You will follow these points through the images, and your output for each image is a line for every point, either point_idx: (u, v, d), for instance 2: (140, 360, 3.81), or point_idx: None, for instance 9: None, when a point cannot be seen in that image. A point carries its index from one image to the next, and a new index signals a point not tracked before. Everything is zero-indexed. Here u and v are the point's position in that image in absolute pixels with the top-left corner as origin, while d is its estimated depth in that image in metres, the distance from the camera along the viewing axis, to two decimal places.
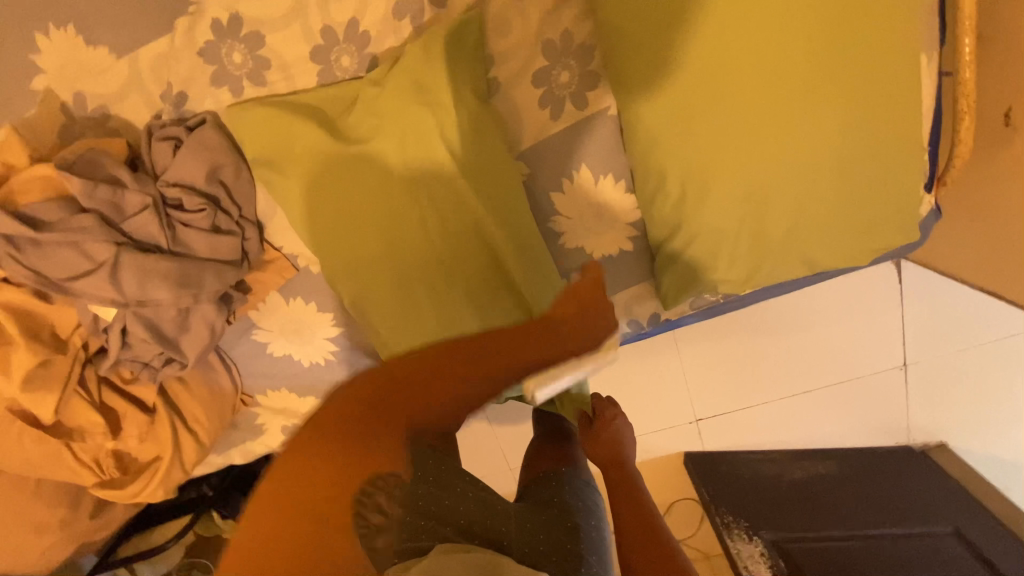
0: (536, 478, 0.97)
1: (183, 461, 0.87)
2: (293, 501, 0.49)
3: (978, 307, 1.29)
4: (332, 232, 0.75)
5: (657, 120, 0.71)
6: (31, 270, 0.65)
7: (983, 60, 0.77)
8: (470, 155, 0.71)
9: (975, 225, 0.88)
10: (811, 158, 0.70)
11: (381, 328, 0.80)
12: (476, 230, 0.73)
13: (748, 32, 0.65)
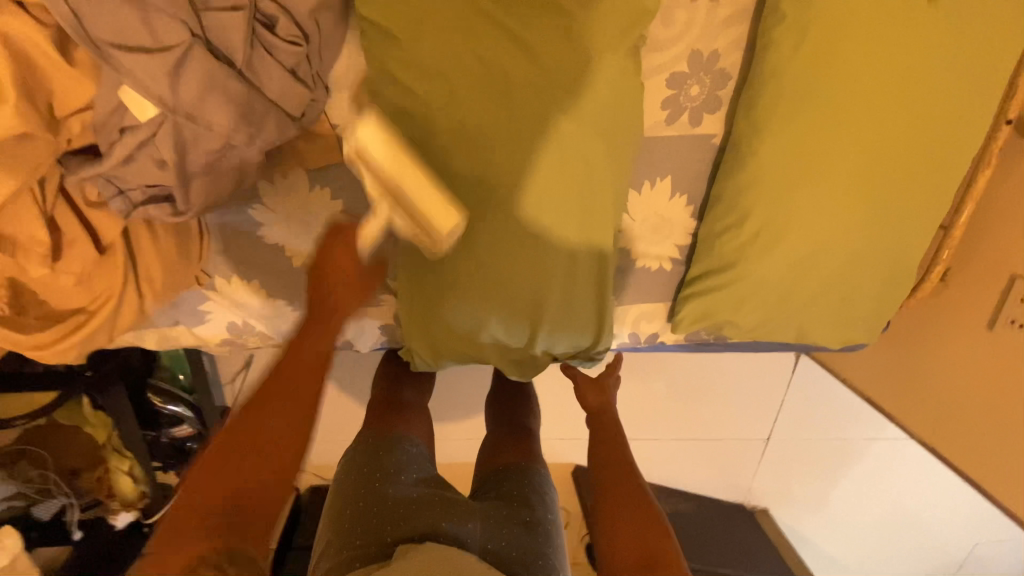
0: (495, 473, 0.83)
1: (117, 322, 0.69)
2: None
3: (843, 411, 1.58)
4: (434, 123, 0.69)
5: (767, 168, 0.74)
6: (73, 13, 0.52)
7: (979, 232, 0.96)
8: (595, 104, 0.69)
9: (896, 346, 1.11)
10: (858, 247, 0.79)
11: (429, 253, 0.75)
12: (562, 206, 0.72)
13: (875, 123, 0.71)
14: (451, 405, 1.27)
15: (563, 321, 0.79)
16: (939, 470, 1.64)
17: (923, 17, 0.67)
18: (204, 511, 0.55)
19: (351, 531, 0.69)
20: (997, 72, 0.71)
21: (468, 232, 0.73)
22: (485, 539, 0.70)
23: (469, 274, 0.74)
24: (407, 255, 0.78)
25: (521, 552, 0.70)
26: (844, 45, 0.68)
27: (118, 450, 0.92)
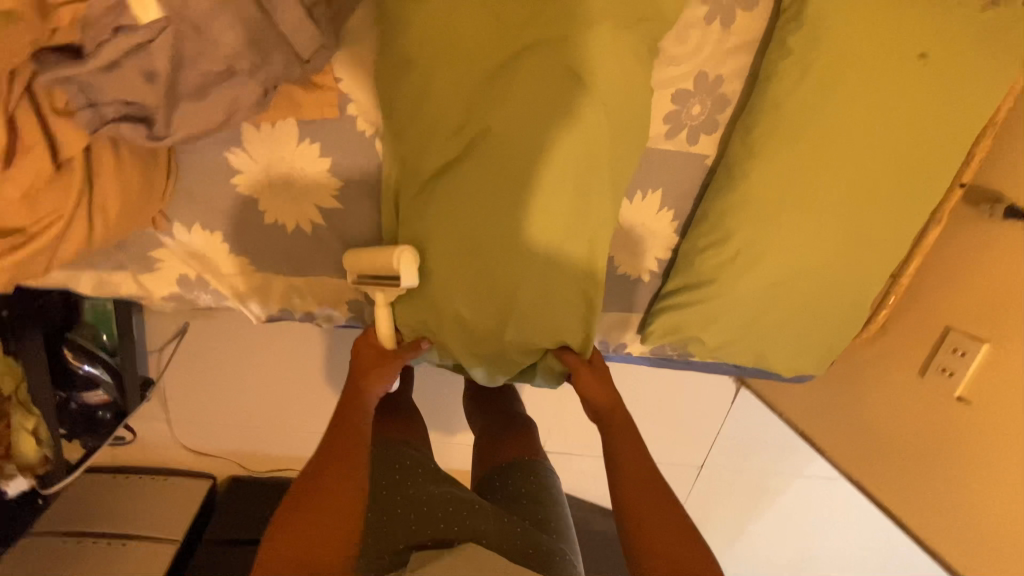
0: (497, 471, 0.80)
1: (58, 248, 0.62)
2: None
3: (776, 446, 1.66)
4: (440, 90, 0.67)
5: (753, 192, 0.78)
6: None
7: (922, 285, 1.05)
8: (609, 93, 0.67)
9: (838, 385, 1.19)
10: (824, 278, 0.84)
11: (416, 220, 0.72)
12: (561, 191, 0.69)
13: (854, 164, 0.77)
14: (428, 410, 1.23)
15: (547, 319, 0.74)
16: (860, 514, 1.73)
17: (908, 70, 0.73)
18: None
19: (365, 543, 0.67)
20: (964, 136, 0.78)
21: (460, 200, 0.70)
22: (501, 535, 0.66)
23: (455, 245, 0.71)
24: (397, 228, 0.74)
25: (535, 549, 0.66)
26: (836, 87, 0.73)
27: (24, 405, 0.80)
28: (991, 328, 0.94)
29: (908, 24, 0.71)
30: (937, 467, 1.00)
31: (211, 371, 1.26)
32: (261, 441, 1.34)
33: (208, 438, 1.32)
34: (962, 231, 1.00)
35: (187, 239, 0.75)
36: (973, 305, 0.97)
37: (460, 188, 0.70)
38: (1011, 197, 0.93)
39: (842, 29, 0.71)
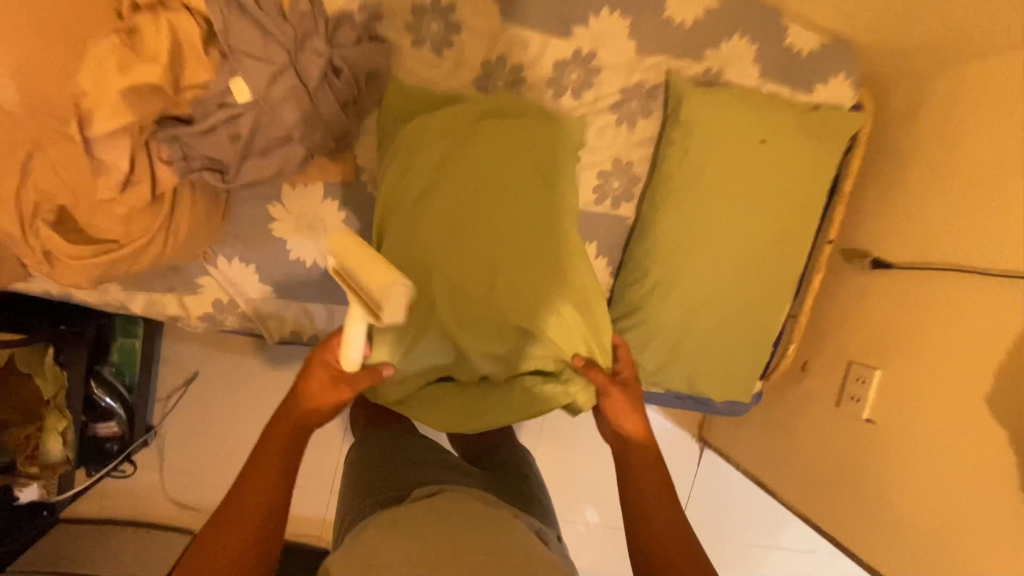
0: (478, 453, 0.94)
1: (137, 259, 0.83)
2: None
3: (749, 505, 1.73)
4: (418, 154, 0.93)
5: (660, 239, 1.05)
6: (217, 23, 0.73)
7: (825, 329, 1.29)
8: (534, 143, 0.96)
9: (780, 422, 1.36)
10: (725, 305, 1.08)
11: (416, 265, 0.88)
12: (521, 202, 0.90)
13: (732, 219, 1.05)
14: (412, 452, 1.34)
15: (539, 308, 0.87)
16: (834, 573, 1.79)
17: (757, 151, 1.03)
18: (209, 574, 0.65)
19: (365, 492, 0.76)
20: (811, 201, 1.08)
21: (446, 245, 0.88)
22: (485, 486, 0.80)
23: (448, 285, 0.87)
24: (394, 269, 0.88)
25: (511, 490, 0.81)
26: (708, 163, 1.03)
27: (60, 408, 0.94)
28: (881, 356, 1.16)
29: (750, 120, 1.03)
30: (867, 482, 1.14)
31: (209, 417, 1.37)
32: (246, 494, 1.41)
33: (196, 490, 1.36)
34: (846, 283, 1.27)
35: (225, 270, 0.96)
36: (864, 340, 1.20)
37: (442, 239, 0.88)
38: (874, 253, 1.21)
39: (706, 125, 1.02)
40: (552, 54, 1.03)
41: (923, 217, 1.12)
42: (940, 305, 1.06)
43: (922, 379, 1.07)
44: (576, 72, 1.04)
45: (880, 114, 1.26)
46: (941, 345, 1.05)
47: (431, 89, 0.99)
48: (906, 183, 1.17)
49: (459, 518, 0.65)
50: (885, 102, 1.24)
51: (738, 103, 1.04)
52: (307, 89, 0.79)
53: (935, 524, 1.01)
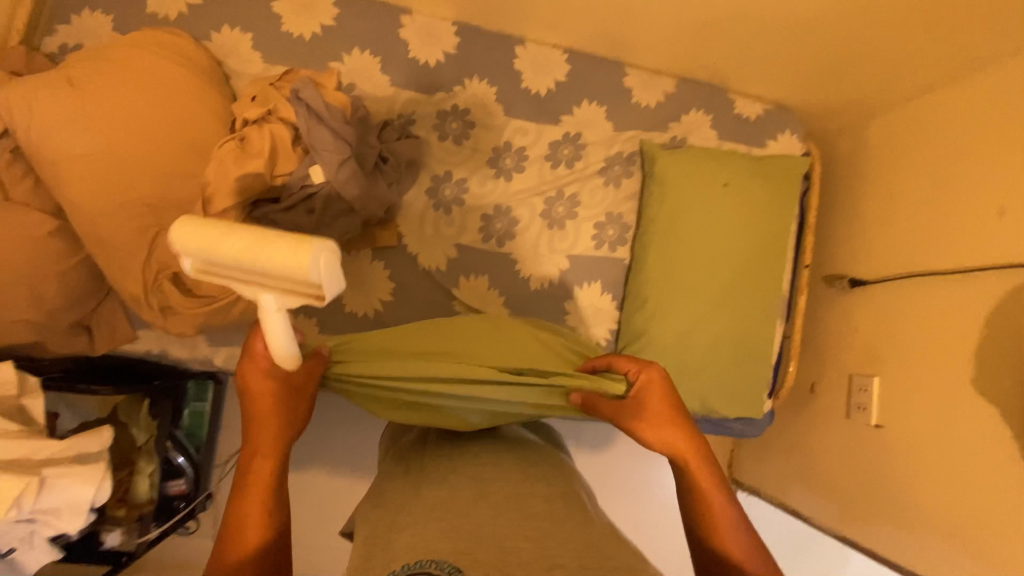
0: None
1: (227, 311, 1.03)
2: None
3: (825, 553, 1.64)
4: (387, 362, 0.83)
5: (653, 271, 1.23)
6: (302, 129, 1.00)
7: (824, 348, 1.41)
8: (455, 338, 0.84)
9: (802, 444, 1.43)
10: (718, 326, 1.22)
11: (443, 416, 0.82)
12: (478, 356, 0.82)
13: (710, 250, 1.24)
14: None
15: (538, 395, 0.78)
16: None
17: (723, 193, 1.25)
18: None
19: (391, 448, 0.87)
20: (777, 231, 1.28)
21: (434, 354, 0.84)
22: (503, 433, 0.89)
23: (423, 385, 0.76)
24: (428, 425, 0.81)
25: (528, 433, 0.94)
26: (683, 206, 1.24)
27: (149, 453, 1.09)
28: (875, 364, 1.26)
29: (697, 190, 1.25)
30: (891, 487, 1.18)
31: None
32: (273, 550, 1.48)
33: None
34: (833, 305, 1.41)
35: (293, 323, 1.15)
36: (858, 352, 1.31)
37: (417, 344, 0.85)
38: (850, 274, 1.36)
39: (677, 176, 1.25)
40: (547, 136, 1.30)
41: (881, 238, 1.29)
42: (914, 310, 1.18)
43: (910, 380, 1.17)
44: (567, 149, 1.30)
45: (829, 162, 1.49)
46: (921, 344, 1.16)
47: (454, 170, 1.24)
48: (862, 212, 1.35)
49: (468, 458, 0.73)
50: (832, 151, 1.48)
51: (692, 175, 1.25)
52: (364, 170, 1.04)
53: (950, 515, 1.06)
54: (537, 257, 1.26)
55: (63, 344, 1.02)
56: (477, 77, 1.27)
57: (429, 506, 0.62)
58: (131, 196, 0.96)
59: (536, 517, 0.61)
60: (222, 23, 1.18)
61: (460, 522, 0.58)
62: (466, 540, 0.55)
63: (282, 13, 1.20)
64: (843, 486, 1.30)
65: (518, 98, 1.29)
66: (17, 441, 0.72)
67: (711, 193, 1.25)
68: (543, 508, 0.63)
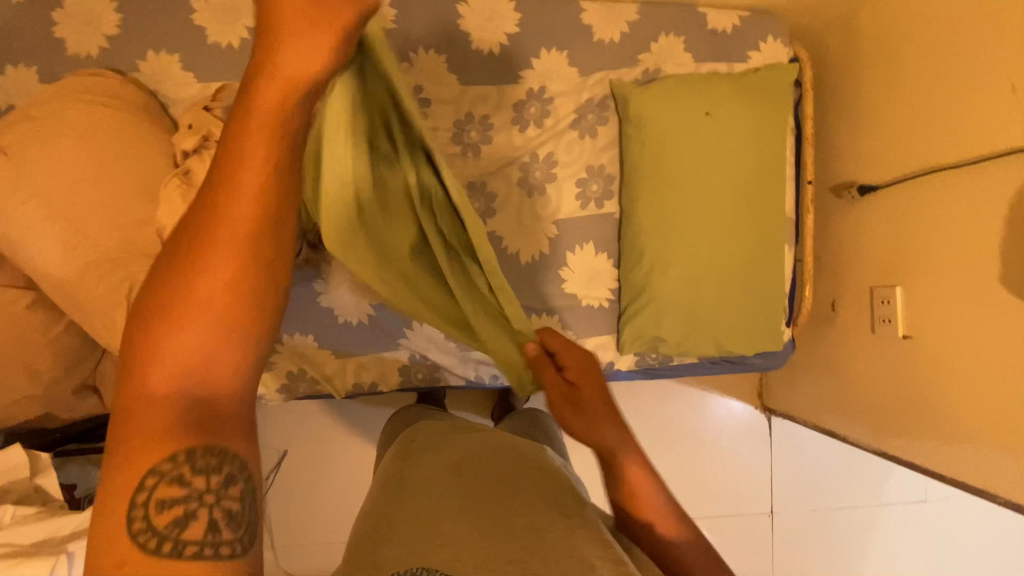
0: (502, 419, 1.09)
1: None
2: (133, 470, 0.48)
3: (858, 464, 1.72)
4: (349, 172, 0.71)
5: (645, 221, 1.17)
6: None
7: (841, 265, 1.33)
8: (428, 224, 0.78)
9: (831, 368, 1.39)
10: (722, 266, 1.17)
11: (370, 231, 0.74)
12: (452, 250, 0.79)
13: (701, 188, 1.16)
14: None
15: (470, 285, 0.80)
16: (947, 517, 1.71)
17: (706, 122, 1.16)
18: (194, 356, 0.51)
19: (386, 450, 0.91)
20: (770, 153, 1.19)
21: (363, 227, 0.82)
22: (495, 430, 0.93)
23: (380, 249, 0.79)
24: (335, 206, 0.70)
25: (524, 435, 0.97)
26: (666, 145, 1.16)
27: None
28: (895, 274, 1.19)
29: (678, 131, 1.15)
30: (925, 397, 1.14)
31: (301, 493, 1.53)
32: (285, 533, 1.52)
33: (295, 558, 1.52)
34: (844, 217, 1.32)
35: (290, 344, 1.14)
36: (878, 264, 1.23)
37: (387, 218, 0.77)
38: (858, 182, 1.27)
39: (654, 114, 1.16)
40: (509, 98, 1.21)
41: (888, 137, 1.18)
42: (936, 212, 1.09)
43: (936, 287, 1.10)
44: (534, 107, 1.21)
45: (821, 62, 1.36)
46: (944, 246, 1.08)
47: None
48: (865, 112, 1.24)
49: (454, 454, 0.73)
50: (823, 49, 1.34)
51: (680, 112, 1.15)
52: None
53: (991, 421, 1.01)
54: (522, 229, 1.21)
55: (71, 408, 1.03)
56: (422, 49, 1.17)
57: (423, 518, 0.64)
58: (94, 253, 0.93)
59: (523, 515, 0.62)
60: (146, 49, 1.11)
61: (448, 530, 0.61)
62: (455, 545, 0.58)
63: (204, 24, 1.12)
64: (877, 403, 1.26)
65: (471, 62, 1.19)
66: (35, 524, 0.77)
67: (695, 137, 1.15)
68: (528, 522, 0.62)
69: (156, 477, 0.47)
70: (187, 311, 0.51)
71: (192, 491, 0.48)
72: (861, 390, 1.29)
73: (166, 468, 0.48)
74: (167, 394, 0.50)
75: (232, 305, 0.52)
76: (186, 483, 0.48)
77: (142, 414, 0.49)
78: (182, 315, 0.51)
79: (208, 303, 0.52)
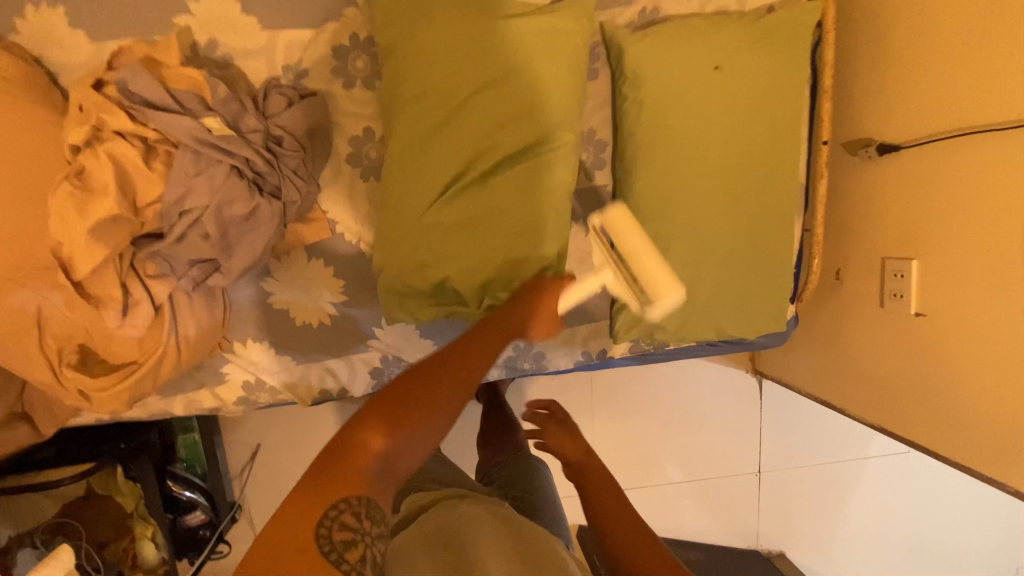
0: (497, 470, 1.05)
1: (159, 372, 0.87)
2: (351, 464, 0.58)
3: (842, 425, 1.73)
4: (446, 110, 0.89)
5: (643, 198, 1.02)
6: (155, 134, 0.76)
7: (851, 232, 1.22)
8: (448, 156, 0.90)
9: (832, 340, 1.32)
10: (727, 245, 1.04)
11: (406, 142, 0.91)
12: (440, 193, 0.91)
13: (706, 155, 1.01)
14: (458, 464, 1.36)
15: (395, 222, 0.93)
16: (926, 469, 1.74)
17: (715, 79, 0.99)
18: (421, 399, 0.63)
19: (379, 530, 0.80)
20: (785, 111, 1.03)
21: (388, 139, 0.93)
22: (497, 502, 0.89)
23: (410, 111, 0.90)
24: (413, 134, 0.91)
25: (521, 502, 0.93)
26: (669, 105, 0.99)
27: (143, 515, 1.01)
28: (912, 245, 1.09)
29: (689, 105, 0.99)
30: (934, 376, 1.07)
31: (279, 488, 1.45)
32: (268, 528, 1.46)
33: None
34: (857, 180, 1.19)
35: (244, 351, 1.01)
36: (893, 234, 1.13)
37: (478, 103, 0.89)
38: (878, 140, 1.13)
39: (655, 67, 0.98)
40: None
41: (919, 88, 1.03)
42: (969, 178, 0.97)
43: (963, 263, 1.00)
44: None
45: None
46: (973, 218, 0.97)
47: (375, 124, 0.99)
48: (895, 57, 1.08)
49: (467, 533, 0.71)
50: None
51: (693, 79, 0.98)
52: (248, 167, 0.81)
53: (1010, 407, 0.95)
54: None
55: None
56: None
57: None
58: None
59: None
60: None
61: None
62: None
63: None
64: (879, 378, 1.20)
65: None
66: None
67: (711, 122, 1.00)
68: None
69: (349, 504, 0.56)
70: (445, 372, 0.65)
71: (363, 531, 0.56)
72: (863, 365, 1.23)
73: (356, 499, 0.57)
74: (407, 407, 0.62)
75: (458, 377, 0.66)
76: (362, 522, 0.56)
77: (374, 421, 0.61)
78: (438, 371, 0.66)
79: (450, 394, 0.64)
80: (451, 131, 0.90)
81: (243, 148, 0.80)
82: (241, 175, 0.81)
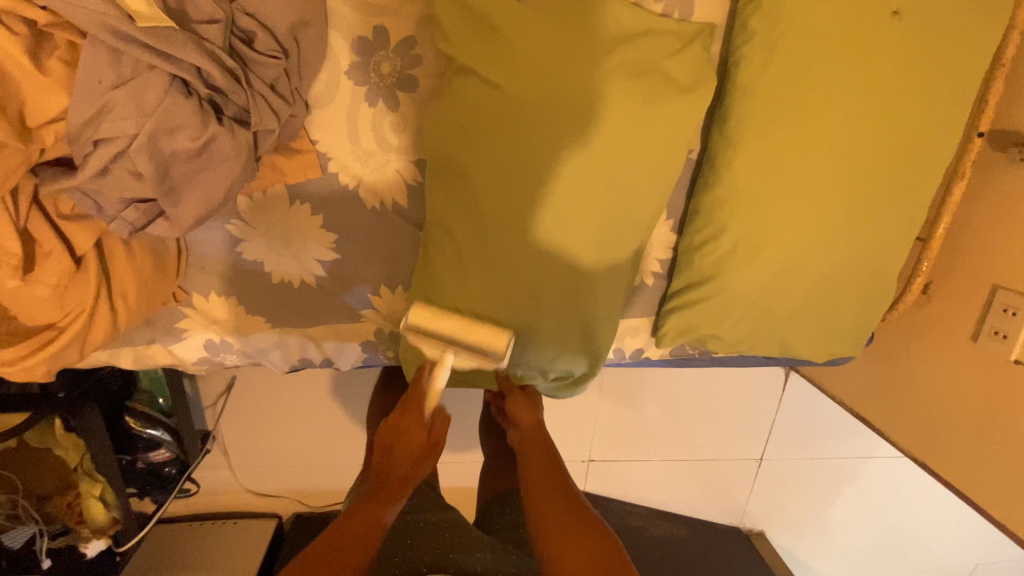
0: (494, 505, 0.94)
1: (88, 337, 0.67)
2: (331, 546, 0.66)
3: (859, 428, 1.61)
4: (538, 131, 0.68)
5: (744, 178, 0.76)
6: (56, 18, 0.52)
7: None
8: (524, 185, 0.70)
9: None
10: (839, 249, 0.79)
11: (476, 157, 0.70)
12: (515, 221, 0.71)
13: (837, 129, 0.73)
14: (455, 432, 1.21)
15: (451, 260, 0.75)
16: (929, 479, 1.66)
17: (889, 30, 0.71)
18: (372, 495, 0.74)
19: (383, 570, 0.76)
20: (962, 83, 0.75)
21: (442, 137, 0.71)
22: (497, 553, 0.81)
23: (480, 135, 0.69)
24: (485, 150, 0.70)
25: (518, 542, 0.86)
26: (794, 52, 0.71)
27: (91, 474, 0.89)
28: None
29: (839, 147, 0.74)
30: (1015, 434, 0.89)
31: (251, 426, 1.29)
32: (241, 467, 1.32)
33: (261, 480, 1.34)
34: (989, 183, 0.91)
35: (206, 306, 0.81)
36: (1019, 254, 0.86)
37: (577, 187, 0.71)
38: None
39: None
40: None
41: None
42: None
43: None
44: None
45: None
46: None
47: (392, 26, 0.71)
48: None
49: None
50: None
51: (860, 124, 0.73)
52: (195, 76, 0.56)
53: None
54: None
55: None
56: None
57: None
58: None
59: None
60: None
61: None
62: None
63: None
64: None
65: None
66: None
67: (854, 184, 0.76)
68: None
69: None
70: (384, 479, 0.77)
71: None
72: None
73: None
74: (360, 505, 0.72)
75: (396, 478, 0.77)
76: None
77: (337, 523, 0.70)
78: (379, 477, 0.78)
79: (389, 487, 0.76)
80: (535, 156, 0.69)
81: (187, 51, 0.54)
82: (189, 91, 0.56)
